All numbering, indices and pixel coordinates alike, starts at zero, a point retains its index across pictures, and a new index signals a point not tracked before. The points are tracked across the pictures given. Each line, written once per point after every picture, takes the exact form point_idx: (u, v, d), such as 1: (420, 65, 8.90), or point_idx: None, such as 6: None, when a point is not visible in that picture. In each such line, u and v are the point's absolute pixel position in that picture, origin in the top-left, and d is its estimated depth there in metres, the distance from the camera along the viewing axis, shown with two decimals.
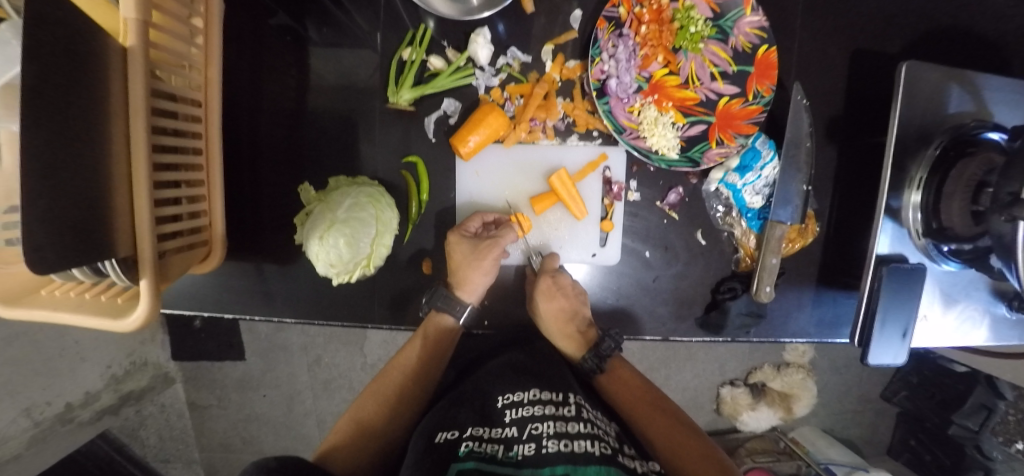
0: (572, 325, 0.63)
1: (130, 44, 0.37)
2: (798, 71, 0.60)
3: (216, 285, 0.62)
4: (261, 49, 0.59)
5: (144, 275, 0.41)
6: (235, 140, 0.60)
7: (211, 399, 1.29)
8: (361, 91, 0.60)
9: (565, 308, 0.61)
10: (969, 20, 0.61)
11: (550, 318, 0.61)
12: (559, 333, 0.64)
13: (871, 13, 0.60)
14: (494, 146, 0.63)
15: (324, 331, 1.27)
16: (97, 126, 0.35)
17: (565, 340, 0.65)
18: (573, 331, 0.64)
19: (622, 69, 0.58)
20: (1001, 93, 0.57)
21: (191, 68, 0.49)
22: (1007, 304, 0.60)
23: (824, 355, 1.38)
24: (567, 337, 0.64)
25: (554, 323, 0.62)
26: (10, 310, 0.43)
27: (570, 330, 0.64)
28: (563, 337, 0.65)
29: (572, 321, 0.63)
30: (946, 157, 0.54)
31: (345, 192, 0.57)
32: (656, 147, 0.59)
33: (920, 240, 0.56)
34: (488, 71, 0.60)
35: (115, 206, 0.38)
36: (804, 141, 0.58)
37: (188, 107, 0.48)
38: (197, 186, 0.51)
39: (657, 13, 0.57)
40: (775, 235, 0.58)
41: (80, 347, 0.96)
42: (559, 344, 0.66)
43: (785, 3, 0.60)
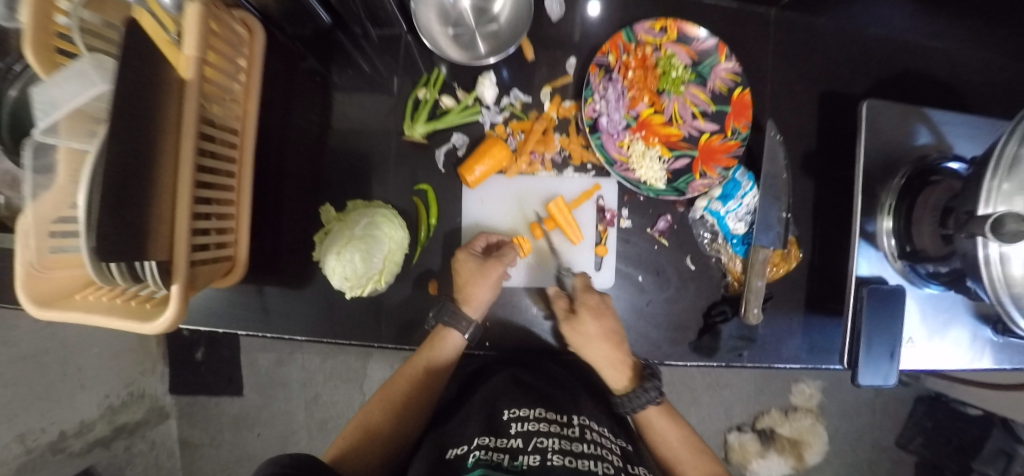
0: (623, 351, 0.62)
1: (188, 76, 0.45)
2: (771, 112, 0.68)
3: (232, 302, 0.65)
4: (293, 89, 0.67)
5: (176, 281, 0.45)
6: (262, 168, 0.66)
7: (204, 437, 1.26)
8: (380, 126, 0.68)
9: (613, 329, 0.62)
10: (919, 70, 0.69)
11: (599, 339, 0.61)
12: (609, 362, 0.62)
13: (830, 64, 0.68)
14: (497, 177, 0.69)
15: (324, 366, 1.27)
16: (156, 145, 0.41)
17: (615, 370, 0.63)
18: (624, 358, 0.62)
19: (611, 108, 0.65)
20: (958, 127, 0.63)
21: (234, 101, 0.57)
22: (991, 327, 0.61)
23: (833, 399, 1.34)
24: (618, 363, 0.62)
25: (605, 345, 0.61)
26: (45, 310, 0.48)
27: (621, 357, 0.62)
28: (614, 366, 0.63)
29: (621, 347, 0.62)
30: (911, 186, 0.59)
31: (361, 212, 0.62)
32: (644, 178, 0.65)
33: (896, 262, 0.60)
34: (493, 109, 0.68)
35: (160, 217, 0.43)
36: (780, 173, 0.64)
37: (227, 134, 0.55)
38: (228, 206, 0.56)
39: (642, 60, 0.65)
40: (759, 258, 0.61)
41: (82, 374, 0.97)
42: (609, 375, 0.63)
43: (754, 55, 0.68)
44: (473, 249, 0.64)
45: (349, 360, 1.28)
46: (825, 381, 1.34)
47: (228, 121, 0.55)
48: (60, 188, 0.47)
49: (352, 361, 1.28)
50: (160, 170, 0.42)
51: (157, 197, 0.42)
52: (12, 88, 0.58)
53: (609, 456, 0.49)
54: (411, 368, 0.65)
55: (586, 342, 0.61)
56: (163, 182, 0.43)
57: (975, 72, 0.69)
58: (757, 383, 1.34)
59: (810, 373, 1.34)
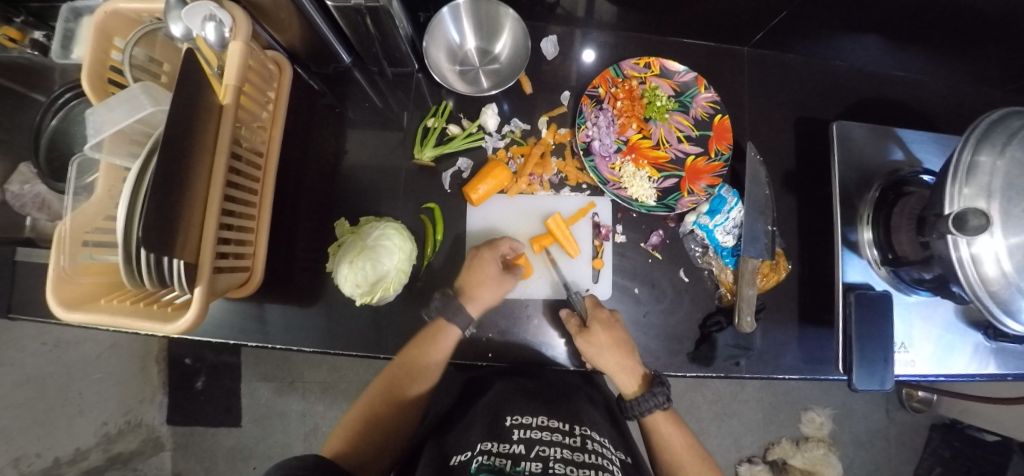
0: (631, 358, 0.63)
1: (226, 101, 0.51)
2: (751, 136, 0.74)
3: (245, 315, 0.68)
4: (313, 119, 0.73)
5: (199, 283, 0.49)
6: (281, 189, 0.71)
7: (198, 470, 1.23)
8: (392, 151, 0.74)
9: (621, 338, 0.63)
10: (883, 99, 0.76)
11: (610, 349, 0.62)
12: (618, 367, 0.62)
13: (801, 93, 0.75)
14: (499, 197, 0.74)
15: (325, 395, 1.26)
16: (194, 160, 0.46)
17: (624, 375, 0.62)
18: (633, 365, 0.62)
19: (603, 133, 0.71)
20: (925, 147, 0.68)
21: (261, 127, 0.63)
22: (983, 333, 0.63)
23: (844, 428, 1.31)
24: (629, 368, 0.62)
25: (615, 356, 0.62)
26: (72, 312, 0.49)
27: (631, 363, 0.62)
28: (623, 372, 0.62)
29: (630, 356, 0.62)
30: (885, 198, 0.64)
31: (374, 225, 0.66)
32: (635, 195, 0.70)
33: (881, 269, 0.64)
34: (495, 136, 0.74)
35: (191, 223, 0.47)
36: (763, 189, 0.68)
37: (252, 155, 0.60)
38: (249, 219, 0.60)
39: (629, 92, 0.72)
40: (748, 268, 0.65)
41: (82, 399, 0.98)
42: (618, 379, 0.63)
43: (731, 87, 0.75)
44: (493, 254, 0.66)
45: (351, 389, 1.27)
46: (833, 409, 1.31)
47: (255, 144, 0.61)
48: (98, 201, 0.53)
49: (353, 390, 1.27)
50: (195, 181, 0.47)
51: (190, 205, 0.46)
52: (53, 117, 0.64)
53: (609, 465, 0.49)
54: (419, 361, 0.61)
55: (597, 352, 0.61)
56: (197, 191, 0.47)
57: (935, 100, 0.76)
58: (765, 411, 1.31)
59: (817, 401, 1.32)
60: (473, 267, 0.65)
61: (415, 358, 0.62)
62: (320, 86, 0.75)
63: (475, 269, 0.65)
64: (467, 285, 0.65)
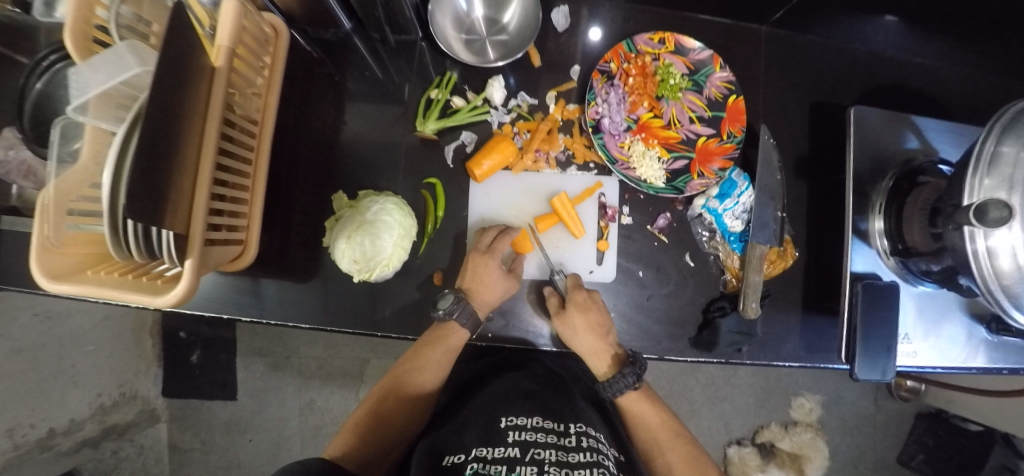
0: (606, 341, 0.63)
1: (218, 65, 0.48)
2: (764, 118, 0.71)
3: (240, 289, 0.66)
4: (310, 88, 0.70)
5: (190, 256, 0.47)
6: (277, 160, 0.68)
7: (194, 442, 1.23)
8: (392, 124, 0.71)
9: (598, 321, 0.63)
10: (903, 84, 0.73)
11: (586, 331, 0.62)
12: (592, 349, 0.63)
13: (819, 76, 0.72)
14: (503, 173, 0.72)
15: (321, 372, 1.26)
16: (184, 126, 0.43)
17: (595, 357, 0.64)
18: (608, 347, 0.63)
19: (613, 111, 0.68)
20: (942, 135, 0.66)
21: (256, 94, 0.60)
22: (986, 327, 0.63)
23: (832, 414, 1.34)
24: (600, 352, 0.63)
25: (590, 337, 0.62)
26: (59, 283, 0.48)
27: (605, 346, 0.63)
28: (598, 353, 0.64)
29: (605, 338, 0.63)
30: (900, 187, 0.62)
31: (373, 199, 0.64)
32: (644, 176, 0.68)
33: (890, 259, 0.63)
34: (500, 110, 0.71)
35: (182, 192, 0.44)
36: (774, 175, 0.66)
37: (246, 123, 0.57)
38: (243, 191, 0.58)
39: (642, 68, 0.69)
40: (756, 254, 0.64)
41: (75, 371, 0.96)
42: (590, 362, 0.64)
43: (747, 65, 0.72)
44: (483, 249, 0.65)
45: (347, 366, 1.27)
46: (823, 396, 1.33)
47: (249, 111, 0.58)
48: (84, 168, 0.50)
49: (349, 367, 1.27)
50: (186, 148, 0.44)
51: (181, 174, 0.44)
52: (37, 80, 0.59)
53: (605, 462, 0.49)
54: (430, 357, 0.63)
55: (574, 335, 0.62)
56: (187, 158, 0.45)
57: (955, 87, 0.73)
58: (757, 396, 1.33)
59: (808, 388, 1.34)
60: (477, 277, 0.62)
61: (425, 354, 0.63)
62: (318, 53, 0.71)
63: (480, 282, 0.63)
64: (471, 293, 0.63)
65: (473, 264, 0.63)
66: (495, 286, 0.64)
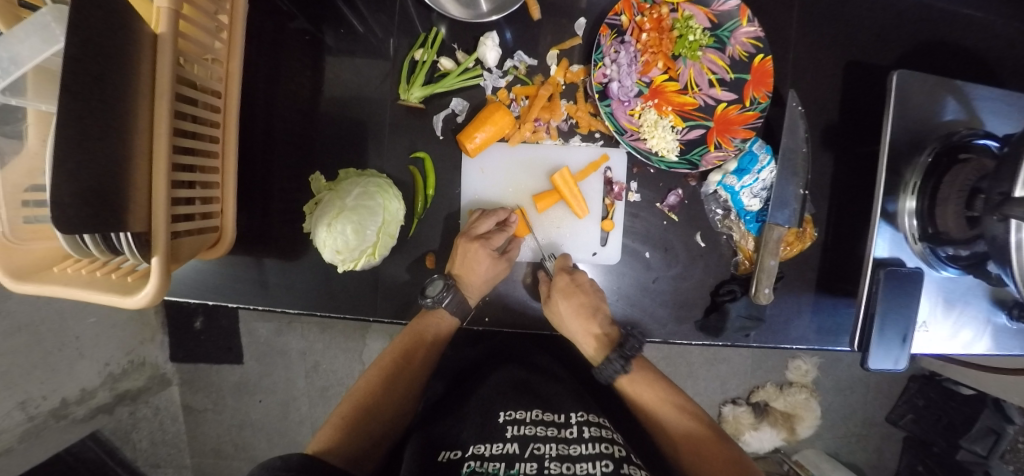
0: (594, 321, 0.61)
1: (161, 30, 0.40)
2: (793, 80, 0.63)
3: (223, 275, 0.63)
4: (280, 48, 0.62)
5: (156, 253, 0.42)
6: (250, 134, 0.62)
7: (207, 403, 1.28)
8: (374, 90, 0.63)
9: (585, 304, 0.61)
10: (959, 37, 0.63)
11: (572, 317, 0.60)
12: (583, 332, 0.62)
13: (862, 27, 0.63)
14: (499, 145, 0.65)
15: (323, 336, 1.27)
16: (119, 109, 0.36)
17: (587, 340, 0.63)
18: (597, 329, 0.62)
19: (623, 74, 0.60)
20: (993, 103, 0.58)
21: (215, 61, 0.52)
22: (1007, 313, 0.60)
23: (827, 375, 1.35)
24: (590, 335, 0.62)
25: (577, 322, 0.61)
26: (21, 284, 0.44)
27: (592, 330, 0.62)
28: (585, 337, 0.63)
29: (594, 319, 0.61)
30: (938, 164, 0.55)
31: (354, 182, 0.59)
32: (656, 149, 0.61)
33: (916, 244, 0.57)
34: (495, 72, 0.63)
35: (133, 184, 0.39)
36: (800, 147, 0.59)
37: (207, 96, 0.50)
38: (212, 173, 0.53)
39: (657, 22, 0.59)
40: (773, 237, 0.59)
41: (80, 343, 0.95)
42: (582, 345, 0.64)
43: (780, 14, 0.63)
44: (475, 235, 0.61)
45: (348, 330, 1.27)
46: (820, 358, 1.34)
47: (209, 82, 0.50)
48: (33, 152, 0.46)
49: (351, 331, 1.28)
50: (131, 134, 0.38)
51: (130, 165, 0.38)
52: None
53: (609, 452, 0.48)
54: (415, 349, 0.64)
55: (561, 322, 0.60)
56: (135, 145, 0.39)
57: (1018, 40, 0.64)
58: (754, 358, 1.35)
59: (806, 350, 1.34)
60: (467, 263, 0.60)
61: (411, 344, 0.64)
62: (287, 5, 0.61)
63: (470, 268, 0.60)
64: (462, 279, 0.61)
65: (462, 250, 0.60)
66: (486, 273, 0.61)
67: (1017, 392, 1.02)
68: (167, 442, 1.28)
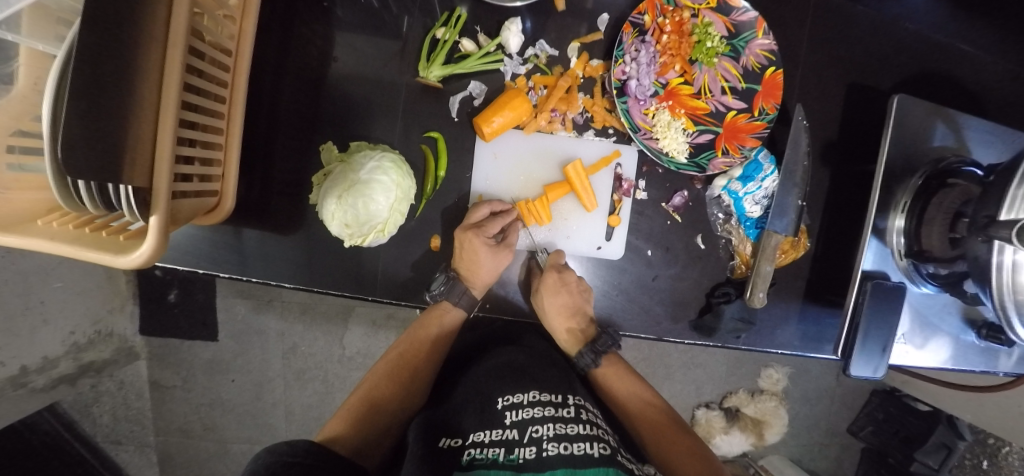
0: (574, 321, 0.65)
1: None
2: (800, 94, 0.65)
3: (218, 243, 0.60)
4: (293, 14, 0.60)
5: (156, 212, 0.39)
6: (255, 100, 0.60)
7: (175, 379, 1.23)
8: (388, 63, 0.62)
9: (567, 304, 0.63)
10: (952, 66, 0.67)
11: (555, 314, 0.62)
12: (561, 329, 0.66)
13: (868, 49, 0.65)
14: (515, 132, 0.65)
15: (303, 318, 1.24)
16: (131, 54, 0.34)
17: (564, 334, 0.67)
18: (574, 326, 0.66)
19: (642, 72, 0.61)
20: (979, 132, 0.62)
21: (228, 17, 0.50)
22: (976, 332, 0.64)
23: (796, 385, 1.41)
24: (568, 330, 0.67)
25: (559, 319, 0.64)
26: (0, 234, 0.39)
27: (571, 326, 0.66)
28: (561, 331, 0.67)
29: (573, 319, 0.65)
30: (928, 186, 0.58)
31: (368, 155, 0.58)
32: (667, 149, 0.62)
33: (901, 260, 0.60)
34: (516, 59, 0.63)
35: (139, 135, 0.36)
36: (802, 160, 0.62)
37: (218, 54, 0.48)
38: (216, 134, 0.50)
39: (678, 25, 0.61)
40: (771, 243, 0.61)
41: (45, 308, 0.88)
42: (559, 339, 0.68)
43: (794, 29, 0.64)
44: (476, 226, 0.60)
45: (330, 314, 1.24)
46: (791, 368, 1.40)
47: (221, 39, 0.48)
48: (22, 95, 0.42)
49: (333, 315, 1.25)
50: (140, 86, 0.35)
51: (138, 113, 0.35)
52: None
53: (603, 435, 0.48)
54: (419, 339, 0.64)
55: (546, 316, 0.63)
56: (144, 93, 0.36)
57: (1001, 77, 0.68)
58: (729, 364, 1.39)
59: (779, 359, 1.39)
60: (466, 256, 0.59)
61: (418, 335, 0.65)
62: None
63: (470, 261, 0.60)
64: (466, 274, 0.61)
65: (459, 242, 0.59)
66: (486, 264, 0.61)
67: (971, 409, 1.11)
68: (130, 418, 1.23)
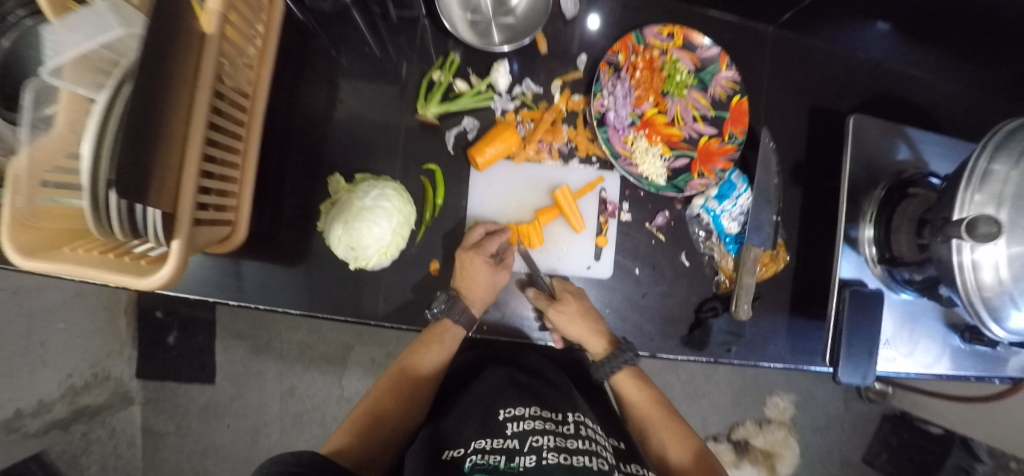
0: (595, 322, 0.64)
1: (209, 31, 0.44)
2: (765, 119, 0.71)
3: (226, 272, 0.63)
4: (304, 63, 0.67)
5: (177, 236, 0.43)
6: (267, 139, 0.65)
7: (169, 425, 1.20)
8: (389, 104, 0.68)
9: (581, 307, 0.64)
10: (901, 90, 0.75)
11: (577, 317, 0.62)
12: (590, 332, 0.63)
13: (821, 79, 0.73)
14: (506, 162, 0.70)
15: (302, 357, 1.23)
16: (167, 91, 0.39)
17: (596, 338, 0.64)
18: (599, 327, 0.64)
19: (619, 104, 0.68)
20: (933, 147, 0.68)
21: (248, 65, 0.56)
22: (960, 336, 0.66)
23: (805, 412, 1.38)
24: (595, 333, 0.64)
25: (582, 322, 0.62)
26: (32, 260, 0.43)
27: (596, 327, 0.64)
28: (592, 336, 0.64)
29: (594, 319, 0.64)
30: (890, 197, 0.63)
31: (372, 184, 0.63)
32: (646, 173, 0.67)
33: (876, 267, 0.64)
34: (505, 96, 0.70)
35: (169, 165, 0.40)
36: (773, 178, 0.67)
37: (237, 96, 0.54)
38: (232, 168, 0.55)
39: (649, 62, 0.68)
40: (751, 256, 0.65)
41: (45, 351, 0.92)
42: (590, 345, 0.64)
43: (753, 63, 0.72)
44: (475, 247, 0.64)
45: (330, 353, 1.24)
46: (796, 395, 1.38)
47: (240, 84, 0.54)
48: (61, 137, 0.45)
49: (333, 352, 1.24)
50: (173, 122, 0.40)
51: (169, 144, 0.40)
52: None
53: (602, 451, 0.49)
54: (422, 356, 0.63)
55: (569, 321, 0.62)
56: (175, 128, 0.41)
57: (946, 99, 0.75)
58: (734, 393, 1.37)
59: (783, 387, 1.38)
60: (465, 275, 0.62)
61: (422, 351, 0.64)
62: (305, 18, 0.67)
63: (469, 279, 0.62)
64: (466, 291, 0.63)
65: (459, 261, 0.63)
66: (485, 283, 0.63)
67: (982, 427, 1.10)
68: None
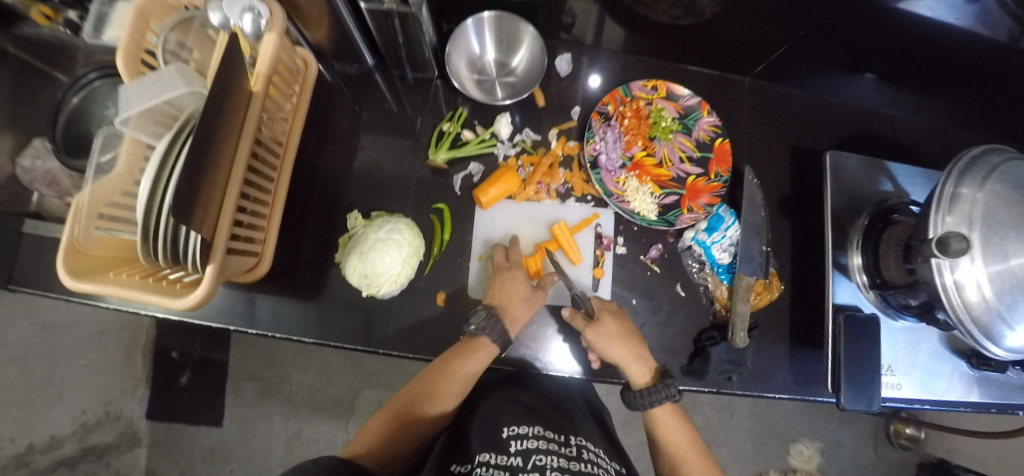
0: (635, 346, 0.64)
1: (255, 90, 0.52)
2: (749, 159, 0.77)
3: (247, 302, 0.68)
4: (330, 117, 0.76)
5: (211, 262, 0.49)
6: (295, 182, 0.73)
7: (173, 470, 1.18)
8: (404, 151, 0.76)
9: (620, 329, 0.65)
10: (875, 130, 0.81)
11: (616, 338, 0.63)
12: (631, 356, 0.64)
13: (798, 123, 0.79)
14: (508, 202, 0.76)
15: (312, 398, 1.24)
16: (220, 137, 0.46)
17: (637, 364, 0.64)
18: (639, 351, 0.64)
19: (609, 148, 0.74)
20: (913, 179, 0.72)
21: (284, 119, 0.65)
22: (967, 362, 0.66)
23: (832, 462, 1.31)
24: (637, 358, 0.64)
25: (621, 343, 0.64)
26: (81, 281, 0.49)
27: (637, 352, 0.64)
28: (633, 361, 0.64)
29: (635, 344, 0.65)
30: (874, 226, 0.67)
31: (386, 220, 0.69)
32: (638, 209, 0.73)
33: (869, 292, 0.66)
34: (507, 143, 0.77)
35: (212, 198, 0.47)
36: (760, 210, 0.71)
37: (273, 144, 0.61)
38: (264, 205, 0.61)
39: (636, 111, 0.75)
40: (742, 285, 0.67)
41: (62, 386, 1.09)
42: (631, 371, 0.64)
43: (734, 110, 0.80)
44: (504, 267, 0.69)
45: (339, 394, 1.25)
46: (821, 443, 1.32)
47: (276, 133, 0.62)
48: (119, 175, 0.52)
49: (343, 394, 1.25)
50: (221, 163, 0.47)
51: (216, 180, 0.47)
52: (74, 95, 0.62)
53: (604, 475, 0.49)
54: (456, 371, 0.61)
55: (607, 341, 0.63)
56: (222, 167, 0.48)
57: (920, 138, 0.81)
58: (754, 441, 1.31)
59: (806, 434, 1.32)
60: (498, 291, 0.66)
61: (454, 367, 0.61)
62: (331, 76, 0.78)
63: (501, 295, 0.66)
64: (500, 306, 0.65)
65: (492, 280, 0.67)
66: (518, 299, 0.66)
67: None
68: None
